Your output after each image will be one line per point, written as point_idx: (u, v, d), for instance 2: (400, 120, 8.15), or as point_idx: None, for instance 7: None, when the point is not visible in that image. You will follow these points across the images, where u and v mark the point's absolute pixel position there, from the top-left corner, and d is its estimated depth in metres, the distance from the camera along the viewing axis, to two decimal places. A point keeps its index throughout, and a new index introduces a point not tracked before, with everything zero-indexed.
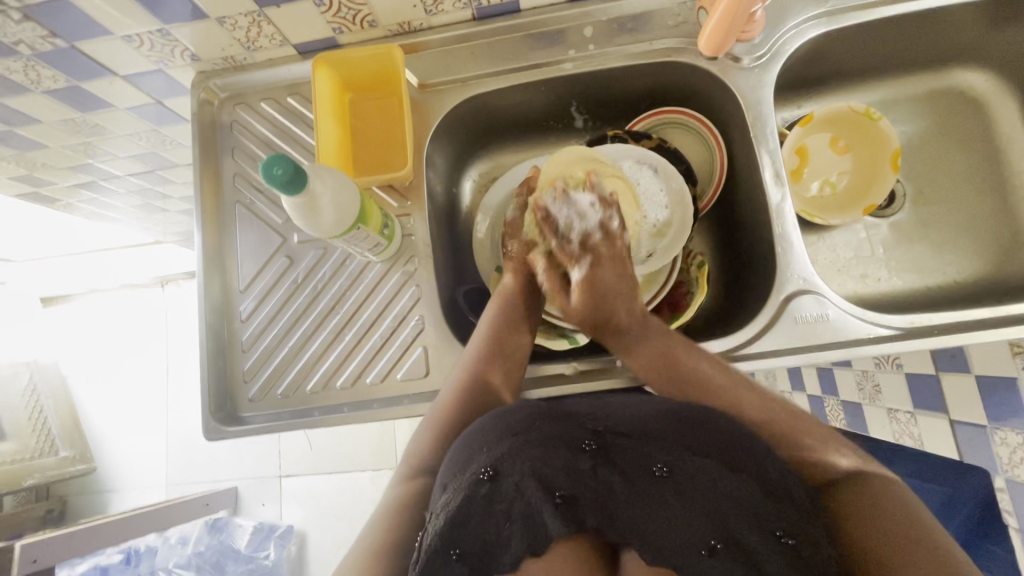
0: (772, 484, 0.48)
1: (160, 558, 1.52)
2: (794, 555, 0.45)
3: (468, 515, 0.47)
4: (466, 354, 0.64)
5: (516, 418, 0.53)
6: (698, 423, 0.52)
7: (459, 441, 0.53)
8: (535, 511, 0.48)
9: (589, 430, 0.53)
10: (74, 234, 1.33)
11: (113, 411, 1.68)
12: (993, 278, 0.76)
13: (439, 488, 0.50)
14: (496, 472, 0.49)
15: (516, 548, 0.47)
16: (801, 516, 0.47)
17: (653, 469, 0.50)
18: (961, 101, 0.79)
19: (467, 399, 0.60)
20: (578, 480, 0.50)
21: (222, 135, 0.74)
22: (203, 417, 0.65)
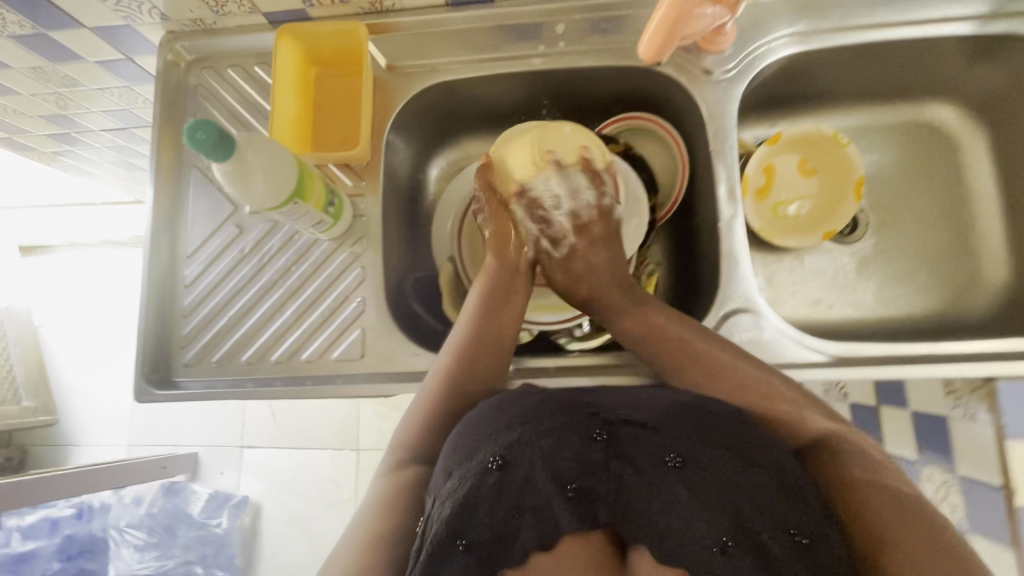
0: (788, 482, 0.48)
1: (113, 516, 1.52)
2: (816, 558, 0.44)
3: (475, 503, 0.47)
4: (447, 347, 0.62)
5: (522, 407, 0.51)
6: (713, 419, 0.50)
7: (460, 429, 0.53)
8: (547, 504, 0.48)
9: (599, 419, 0.51)
10: (52, 186, 1.32)
11: (80, 366, 1.67)
12: (945, 316, 0.76)
13: (441, 475, 0.50)
14: (505, 462, 0.48)
15: (525, 540, 0.47)
16: (817, 516, 0.46)
17: (665, 459, 0.48)
18: (935, 136, 0.79)
19: (452, 393, 0.59)
20: (588, 471, 0.48)
21: (185, 97, 0.73)
22: (135, 377, 0.65)
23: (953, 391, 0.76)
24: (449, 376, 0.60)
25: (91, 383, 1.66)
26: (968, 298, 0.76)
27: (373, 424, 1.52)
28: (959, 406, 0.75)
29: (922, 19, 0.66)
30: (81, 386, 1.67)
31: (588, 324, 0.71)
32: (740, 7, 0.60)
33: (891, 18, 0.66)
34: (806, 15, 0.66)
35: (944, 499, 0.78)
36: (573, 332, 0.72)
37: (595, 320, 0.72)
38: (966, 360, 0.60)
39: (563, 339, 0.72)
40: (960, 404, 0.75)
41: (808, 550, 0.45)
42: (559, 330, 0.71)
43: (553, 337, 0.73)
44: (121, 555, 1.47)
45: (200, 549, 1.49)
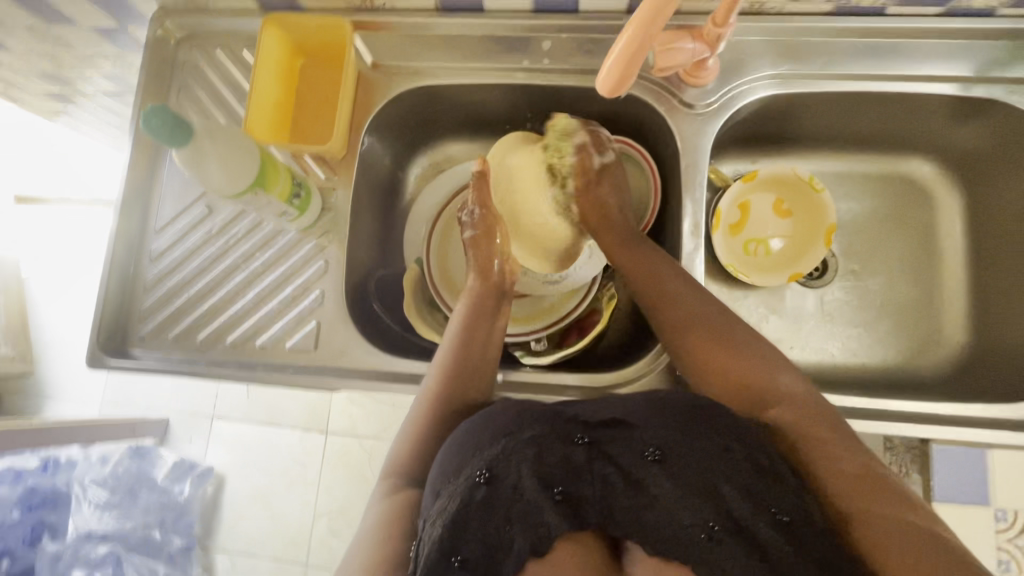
0: (766, 464, 0.48)
1: (79, 471, 1.52)
2: (801, 538, 0.44)
3: (465, 521, 0.46)
4: (435, 371, 0.61)
5: (505, 418, 0.52)
6: (689, 415, 0.51)
7: (446, 448, 0.52)
8: (536, 510, 0.47)
9: (580, 424, 0.52)
10: (48, 140, 1.33)
11: (62, 320, 1.68)
12: (901, 370, 0.77)
13: (432, 496, 0.50)
14: (492, 475, 0.48)
15: (518, 549, 0.46)
16: (799, 496, 0.46)
17: (645, 455, 0.49)
18: (912, 189, 0.80)
19: (440, 417, 0.59)
20: (572, 473, 0.49)
21: (171, 72, 0.73)
22: (89, 345, 0.66)
23: (892, 448, 0.76)
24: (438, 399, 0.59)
25: (70, 339, 1.68)
26: (926, 355, 0.77)
27: (343, 410, 1.53)
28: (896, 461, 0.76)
29: (905, 75, 0.66)
30: (60, 341, 1.68)
31: (545, 340, 0.72)
32: (720, 45, 0.60)
33: (874, 71, 0.66)
34: (789, 58, 0.66)
35: None
36: (530, 346, 0.72)
37: (554, 337, 0.73)
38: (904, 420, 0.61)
39: (518, 353, 0.72)
40: (897, 459, 0.77)
41: (791, 527, 0.45)
42: (517, 342, 0.72)
43: (510, 349, 0.73)
44: (81, 511, 1.47)
45: (159, 514, 1.50)
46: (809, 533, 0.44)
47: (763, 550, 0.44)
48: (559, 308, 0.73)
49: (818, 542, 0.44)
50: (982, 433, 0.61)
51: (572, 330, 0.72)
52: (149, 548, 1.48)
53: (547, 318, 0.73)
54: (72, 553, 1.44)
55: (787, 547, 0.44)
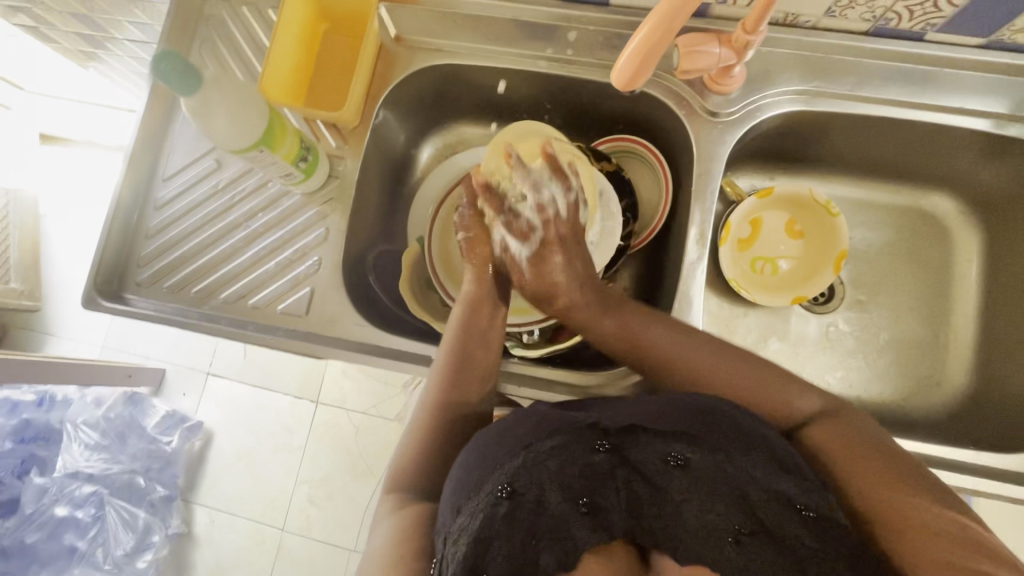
0: (790, 464, 0.47)
1: (72, 412, 1.54)
2: (825, 531, 0.44)
3: (491, 539, 0.44)
4: (432, 378, 0.60)
5: (523, 429, 0.49)
6: (714, 425, 0.48)
7: (461, 462, 0.49)
8: (562, 523, 0.46)
9: (599, 430, 0.50)
10: (76, 83, 1.34)
11: (73, 261, 1.71)
12: (897, 407, 0.75)
13: (451, 512, 0.47)
14: (515, 489, 0.46)
15: (546, 562, 0.45)
16: (826, 495, 0.46)
17: (668, 461, 0.48)
18: (930, 225, 0.78)
19: (443, 422, 0.58)
20: (595, 482, 0.48)
21: (195, 24, 0.73)
22: (86, 285, 0.66)
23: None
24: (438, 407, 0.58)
25: (79, 279, 1.70)
26: (924, 395, 0.75)
27: (336, 382, 1.54)
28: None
29: (937, 105, 0.64)
30: (69, 281, 1.70)
31: (537, 333, 0.71)
32: (747, 54, 0.58)
33: (907, 98, 0.64)
34: (818, 75, 0.65)
35: None
36: (521, 338, 0.71)
37: (547, 331, 0.71)
38: None
39: (509, 343, 0.71)
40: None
41: (818, 523, 0.44)
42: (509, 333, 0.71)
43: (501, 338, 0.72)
44: (70, 450, 1.48)
45: (145, 462, 1.52)
46: (840, 533, 0.44)
47: (796, 555, 0.43)
48: None
49: (849, 538, 0.43)
50: (968, 479, 0.59)
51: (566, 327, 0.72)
52: (131, 493, 1.48)
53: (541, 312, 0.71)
54: (58, 489, 1.44)
55: (819, 546, 0.43)
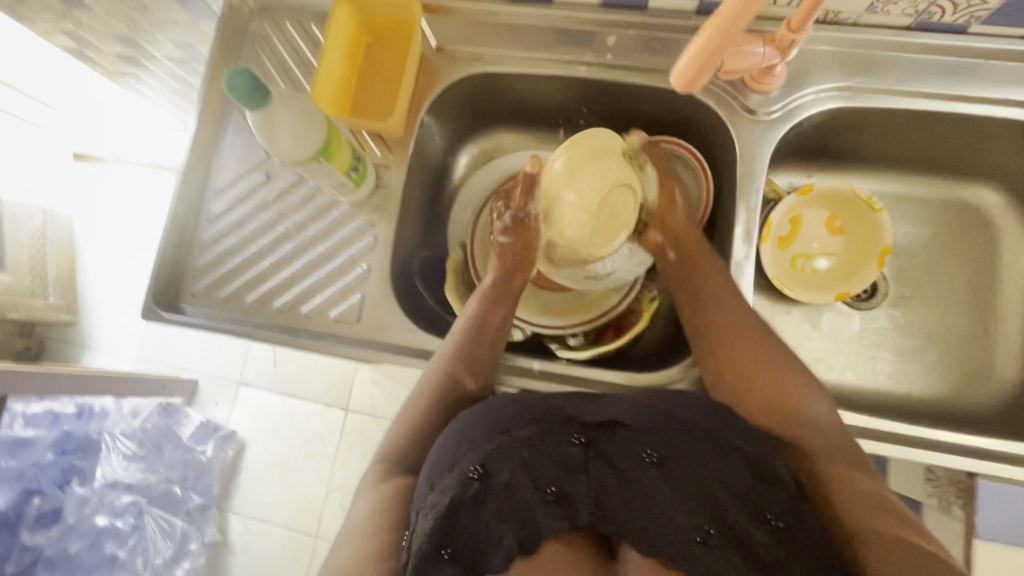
0: (764, 471, 0.48)
1: (110, 423, 1.56)
2: (790, 541, 0.45)
3: (457, 517, 0.47)
4: (442, 352, 0.63)
5: (503, 415, 0.52)
6: (684, 425, 0.50)
7: (442, 442, 0.53)
8: (529, 509, 0.48)
9: (575, 424, 0.51)
10: (111, 101, 1.38)
11: (108, 275, 1.74)
12: (945, 402, 0.74)
13: (426, 488, 0.50)
14: (485, 471, 0.48)
15: (508, 545, 0.47)
16: (797, 506, 0.47)
17: (643, 457, 0.49)
18: (974, 219, 0.77)
19: (441, 397, 0.61)
20: (568, 473, 0.49)
21: (242, 41, 0.75)
22: (145, 296, 0.68)
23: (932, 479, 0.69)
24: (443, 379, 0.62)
25: (114, 293, 1.74)
26: (972, 390, 0.74)
27: (365, 389, 1.55)
28: (935, 495, 0.69)
29: (982, 98, 0.63)
30: (104, 295, 1.74)
31: (581, 336, 0.72)
32: (792, 52, 0.59)
33: (950, 91, 0.64)
34: (860, 71, 0.65)
35: None
36: (566, 340, 0.72)
37: (590, 333, 0.73)
38: (940, 451, 0.60)
39: (554, 346, 0.72)
40: (936, 493, 0.69)
41: (786, 533, 0.46)
42: (553, 335, 0.72)
43: (546, 340, 0.74)
44: (110, 460, 1.50)
45: (181, 471, 1.54)
46: (804, 541, 0.46)
47: (759, 557, 0.45)
48: (599, 305, 0.73)
49: (814, 545, 0.46)
50: None
51: (608, 329, 0.73)
52: (168, 502, 1.51)
53: (583, 314, 0.73)
54: (98, 498, 1.46)
55: (782, 552, 0.45)
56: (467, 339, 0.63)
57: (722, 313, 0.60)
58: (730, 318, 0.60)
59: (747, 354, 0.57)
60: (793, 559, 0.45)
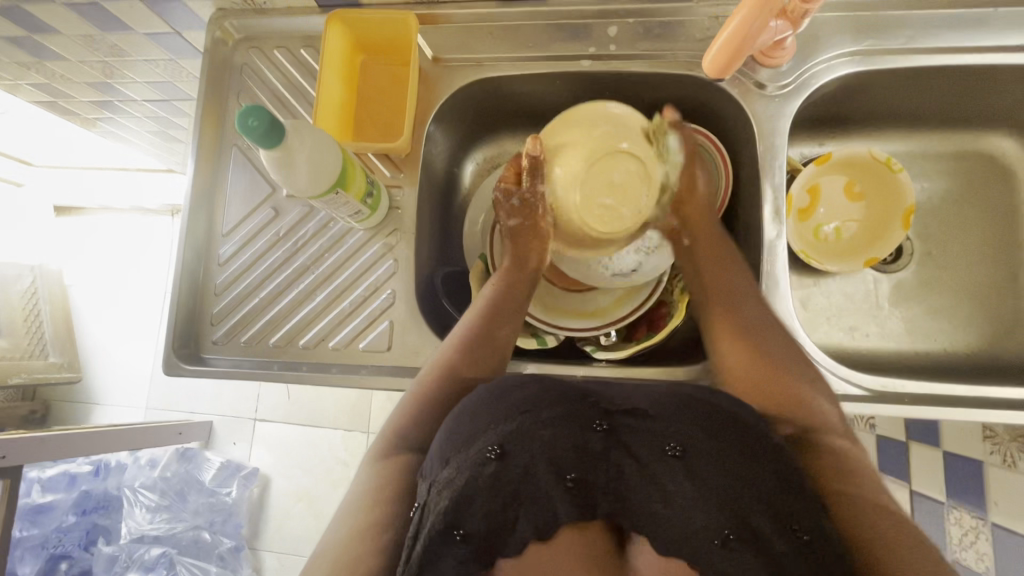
0: (790, 473, 0.45)
1: (128, 476, 1.53)
2: (812, 552, 0.42)
3: (471, 496, 0.44)
4: (451, 340, 0.60)
5: (523, 395, 0.48)
6: (717, 415, 0.47)
7: (456, 415, 0.49)
8: (545, 494, 0.45)
9: (600, 409, 0.49)
10: (87, 149, 1.33)
11: (107, 326, 1.70)
12: (987, 354, 0.74)
13: (439, 462, 0.46)
14: (505, 452, 0.45)
15: (522, 530, 0.45)
16: (818, 514, 0.44)
17: (666, 450, 0.45)
18: (991, 167, 0.76)
19: (453, 387, 0.56)
20: (588, 460, 0.47)
21: (231, 76, 0.73)
22: (165, 351, 0.66)
23: (993, 437, 0.75)
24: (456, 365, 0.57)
25: (116, 344, 1.69)
26: (1013, 339, 0.73)
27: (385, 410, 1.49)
28: (997, 451, 0.75)
29: (994, 47, 0.62)
30: (105, 348, 1.70)
31: (615, 334, 0.70)
32: (803, 22, 0.57)
33: (962, 44, 0.63)
34: (870, 33, 0.64)
35: (971, 544, 0.77)
36: (600, 340, 0.70)
37: (623, 330, 0.71)
38: (1004, 408, 0.58)
39: (589, 347, 0.70)
40: (998, 449, 0.74)
41: (808, 546, 0.42)
42: (586, 337, 0.69)
43: (579, 343, 0.71)
44: (133, 515, 1.46)
45: (208, 516, 1.48)
46: (824, 553, 0.42)
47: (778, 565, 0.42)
48: (630, 300, 0.70)
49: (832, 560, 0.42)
50: None
51: (640, 324, 0.71)
52: (199, 549, 1.44)
53: (616, 311, 0.69)
54: (127, 555, 1.39)
55: (800, 565, 0.42)
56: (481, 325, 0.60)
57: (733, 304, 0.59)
58: (739, 308, 0.59)
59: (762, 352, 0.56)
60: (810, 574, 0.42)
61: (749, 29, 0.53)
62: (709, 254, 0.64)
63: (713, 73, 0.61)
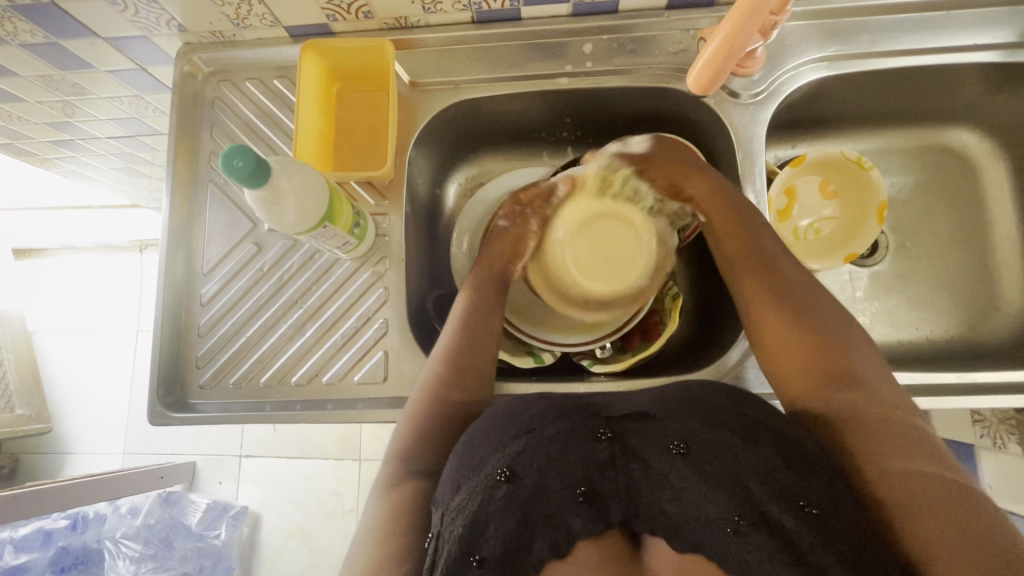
0: (795, 452, 0.43)
1: (109, 527, 1.44)
2: (829, 528, 0.40)
3: (486, 521, 0.42)
4: (434, 358, 0.59)
5: (528, 415, 0.48)
6: (714, 406, 0.47)
7: (463, 442, 0.47)
8: (558, 512, 0.43)
9: (602, 418, 0.48)
10: (47, 187, 1.27)
11: (77, 371, 1.62)
12: (966, 339, 0.76)
13: (450, 488, 0.44)
14: (515, 473, 0.44)
15: (539, 550, 0.42)
16: (833, 488, 0.42)
17: (670, 446, 0.45)
18: (955, 159, 0.80)
19: (446, 411, 0.55)
20: (596, 472, 0.45)
21: (202, 111, 0.71)
22: (150, 400, 0.64)
23: (982, 421, 0.81)
24: (444, 389, 0.56)
25: (86, 389, 1.61)
26: (988, 322, 0.76)
27: (375, 436, 1.45)
28: (987, 435, 0.80)
29: (952, 46, 0.65)
30: (75, 395, 1.61)
31: (610, 347, 0.70)
32: (774, 32, 0.58)
33: (922, 45, 0.65)
34: (835, 39, 0.66)
35: None
36: (596, 354, 0.70)
37: (617, 341, 0.70)
38: (990, 392, 0.60)
39: (585, 362, 0.69)
40: (988, 433, 0.80)
41: (823, 520, 0.40)
42: (582, 352, 0.69)
43: (576, 358, 0.70)
44: (116, 567, 1.39)
45: (198, 561, 1.41)
46: (843, 524, 0.40)
47: (796, 548, 0.39)
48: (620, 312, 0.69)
49: (853, 532, 0.40)
50: None
51: (634, 334, 0.71)
52: None
53: (610, 323, 0.68)
54: None
55: (817, 540, 0.39)
56: (458, 344, 0.59)
57: (768, 281, 0.55)
58: (773, 281, 0.55)
59: (799, 315, 0.52)
60: (830, 549, 0.39)
61: (733, 46, 0.54)
62: (731, 227, 0.60)
63: (695, 91, 0.62)
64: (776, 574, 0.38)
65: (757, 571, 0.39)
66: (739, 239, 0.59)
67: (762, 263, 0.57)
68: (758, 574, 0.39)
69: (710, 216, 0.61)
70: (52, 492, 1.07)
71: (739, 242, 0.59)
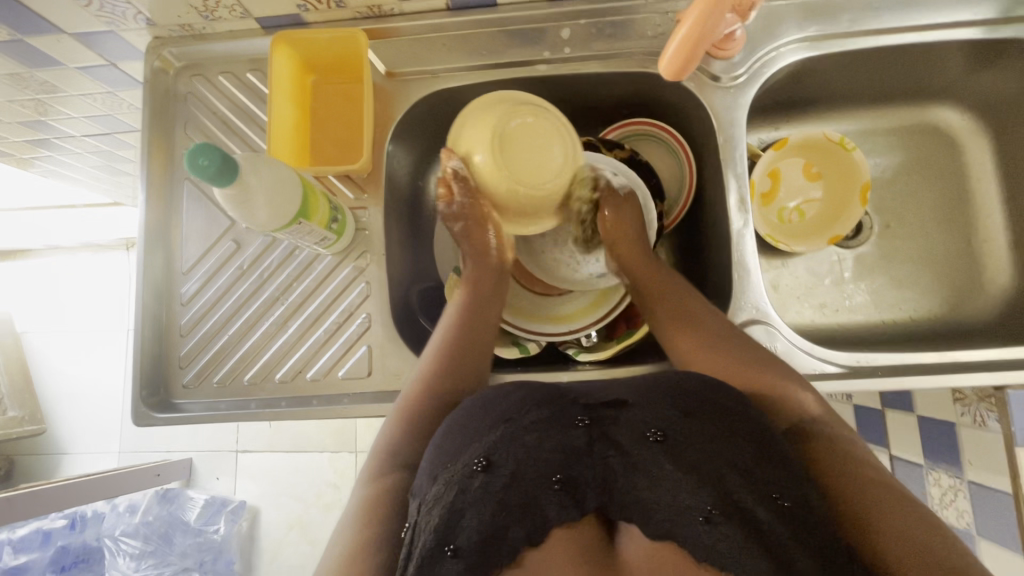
0: (770, 448, 0.44)
1: (107, 525, 1.44)
2: (796, 519, 0.42)
3: (462, 509, 0.42)
4: (424, 359, 0.59)
5: (505, 404, 0.47)
6: (694, 390, 0.47)
7: (443, 430, 0.48)
8: (533, 497, 0.43)
9: (580, 406, 0.47)
10: (27, 187, 1.25)
11: (68, 371, 1.62)
12: (950, 318, 0.77)
13: (427, 478, 0.45)
14: (491, 462, 0.43)
15: (514, 537, 0.42)
16: (803, 485, 0.43)
17: (647, 434, 0.44)
18: (940, 137, 0.79)
19: (432, 403, 0.55)
20: (573, 460, 0.44)
21: (175, 107, 0.70)
22: (133, 402, 0.63)
23: (963, 399, 0.81)
24: (425, 388, 0.56)
25: (78, 389, 1.61)
26: (971, 301, 0.77)
27: (370, 428, 1.45)
28: (967, 412, 0.80)
29: (934, 24, 0.64)
30: (67, 395, 1.61)
31: (595, 334, 0.70)
32: (751, 14, 0.57)
33: (903, 23, 0.65)
34: (817, 18, 0.65)
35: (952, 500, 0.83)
36: (581, 342, 0.69)
37: (602, 329, 0.70)
38: (970, 370, 0.61)
39: (571, 350, 0.69)
40: (968, 411, 0.80)
41: (792, 511, 0.42)
42: (567, 341, 0.69)
43: (561, 347, 0.70)
44: (116, 564, 1.40)
45: (197, 556, 1.42)
46: (809, 516, 0.42)
47: (765, 538, 0.40)
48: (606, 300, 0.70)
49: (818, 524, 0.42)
50: None
51: (620, 322, 0.71)
52: None
53: (593, 312, 0.69)
54: None
55: (788, 532, 0.41)
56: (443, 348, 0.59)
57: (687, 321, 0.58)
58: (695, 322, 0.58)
59: (728, 353, 0.55)
60: (795, 538, 0.41)
61: (706, 28, 0.54)
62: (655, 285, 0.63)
63: (669, 78, 0.62)
64: (749, 563, 0.39)
65: (728, 559, 0.40)
66: (665, 294, 0.62)
67: (686, 308, 0.60)
68: (727, 562, 0.40)
69: (654, 305, 0.62)
70: (48, 492, 1.07)
71: (668, 295, 0.61)
